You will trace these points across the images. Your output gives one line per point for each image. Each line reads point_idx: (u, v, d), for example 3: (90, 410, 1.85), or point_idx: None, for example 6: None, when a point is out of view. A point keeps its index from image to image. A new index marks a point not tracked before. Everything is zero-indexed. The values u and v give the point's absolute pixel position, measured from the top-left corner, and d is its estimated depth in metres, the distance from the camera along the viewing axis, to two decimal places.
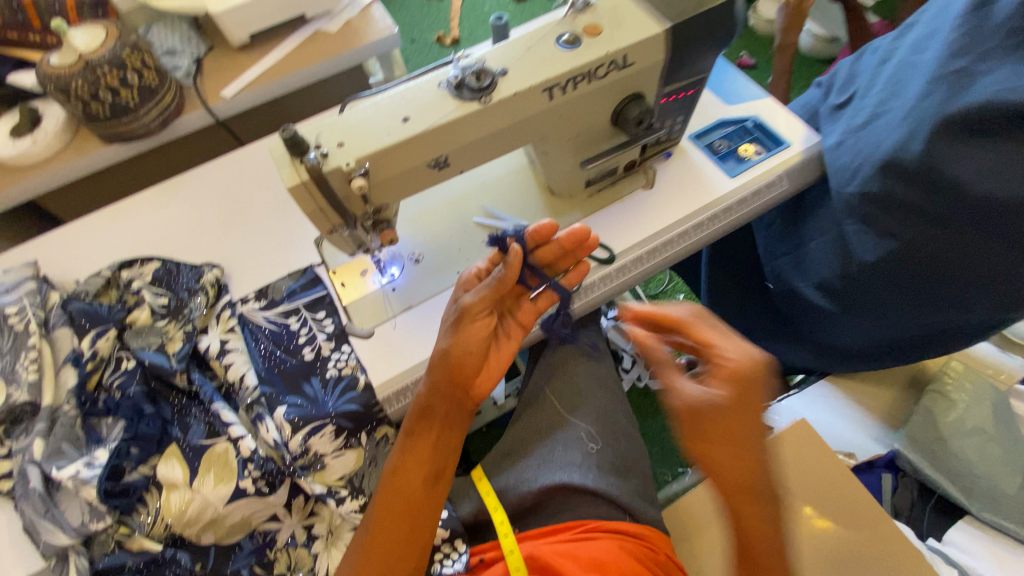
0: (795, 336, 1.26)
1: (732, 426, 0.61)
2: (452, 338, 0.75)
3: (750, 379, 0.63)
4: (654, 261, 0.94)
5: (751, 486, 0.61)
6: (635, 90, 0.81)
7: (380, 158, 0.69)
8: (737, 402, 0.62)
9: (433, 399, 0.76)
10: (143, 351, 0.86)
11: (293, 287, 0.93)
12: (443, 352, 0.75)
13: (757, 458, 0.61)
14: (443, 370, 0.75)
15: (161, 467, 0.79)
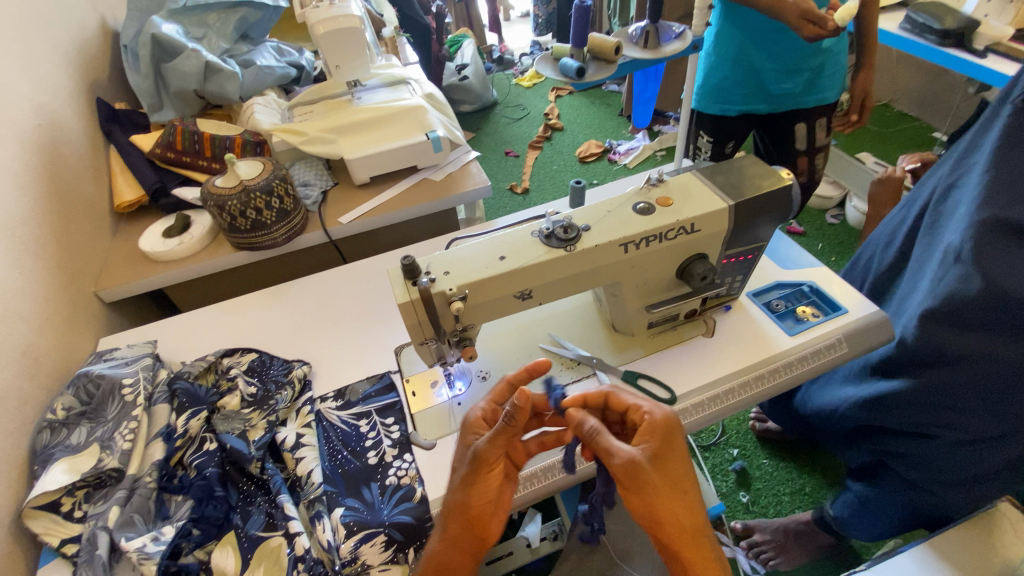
0: (876, 509, 1.16)
1: (667, 475, 0.67)
2: (469, 490, 0.71)
3: (668, 434, 0.70)
4: (738, 398, 0.94)
5: (690, 528, 0.67)
6: (699, 251, 0.91)
7: (478, 286, 0.81)
8: (665, 453, 0.69)
9: (447, 539, 0.71)
10: (226, 434, 0.93)
11: (369, 391, 1.00)
12: (466, 500, 0.70)
13: (692, 498, 0.68)
14: (462, 515, 0.70)
15: (216, 554, 0.81)
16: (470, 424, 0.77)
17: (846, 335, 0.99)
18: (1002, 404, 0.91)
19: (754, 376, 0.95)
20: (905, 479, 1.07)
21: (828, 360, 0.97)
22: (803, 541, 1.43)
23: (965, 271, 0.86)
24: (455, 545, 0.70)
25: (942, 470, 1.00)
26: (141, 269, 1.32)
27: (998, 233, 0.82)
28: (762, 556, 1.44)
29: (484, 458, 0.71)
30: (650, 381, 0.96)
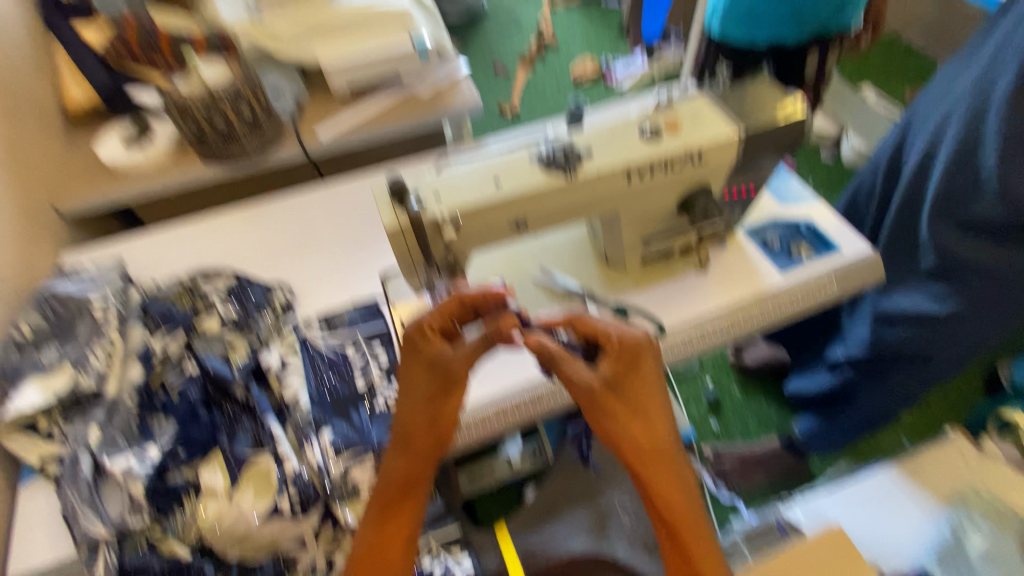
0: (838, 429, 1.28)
1: (628, 400, 0.65)
2: (426, 407, 0.64)
3: (636, 355, 0.66)
4: (722, 334, 0.96)
5: (655, 450, 0.64)
6: (704, 183, 0.87)
7: (471, 213, 0.76)
8: (632, 376, 0.65)
9: (402, 462, 0.64)
10: (208, 357, 0.90)
11: (355, 317, 0.98)
12: (427, 420, 0.64)
13: (660, 421, 0.65)
14: (416, 434, 0.64)
15: (204, 473, 0.80)
16: (412, 337, 0.66)
17: (838, 274, 0.98)
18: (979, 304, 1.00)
19: (743, 314, 0.96)
20: None
21: (817, 301, 0.99)
22: (764, 464, 1.56)
23: (992, 193, 0.89)
24: (415, 469, 0.64)
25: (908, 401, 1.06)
26: (103, 182, 1.23)
27: (1020, 149, 0.86)
28: (725, 476, 1.56)
29: (451, 372, 0.64)
30: (641, 316, 0.94)
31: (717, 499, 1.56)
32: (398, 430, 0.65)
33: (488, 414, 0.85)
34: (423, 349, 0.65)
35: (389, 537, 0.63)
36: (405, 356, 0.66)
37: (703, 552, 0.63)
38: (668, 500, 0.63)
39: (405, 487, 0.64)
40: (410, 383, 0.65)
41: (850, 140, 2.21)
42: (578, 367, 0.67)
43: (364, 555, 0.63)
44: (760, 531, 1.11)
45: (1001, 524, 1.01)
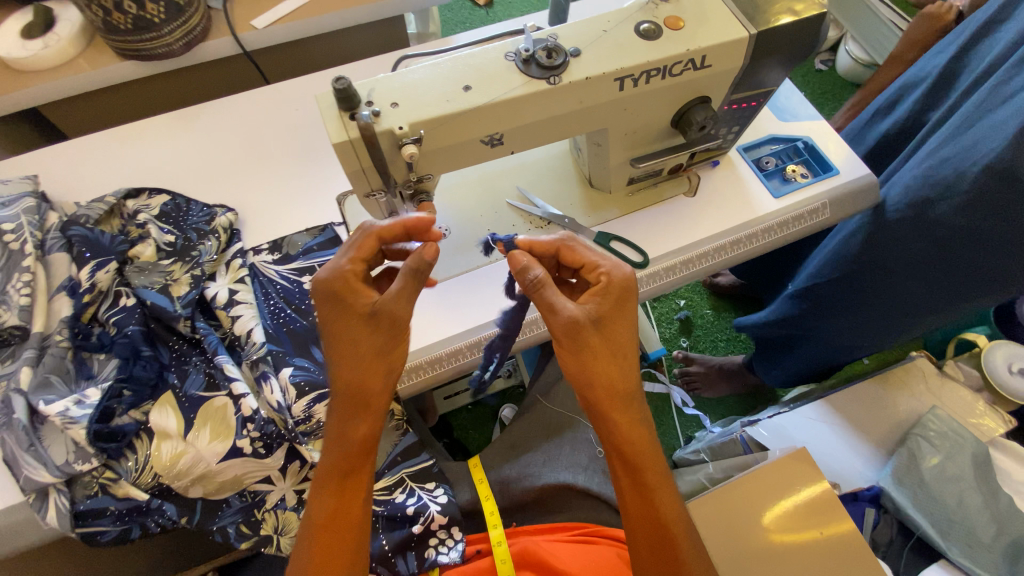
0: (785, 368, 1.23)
1: (608, 336, 0.61)
2: (364, 364, 0.59)
3: (623, 292, 0.62)
4: (711, 263, 0.89)
5: (623, 392, 0.61)
6: (701, 94, 0.77)
7: (435, 125, 0.65)
8: (612, 314, 0.61)
9: (363, 423, 0.59)
10: (145, 289, 0.81)
11: (310, 244, 0.87)
12: (381, 376, 0.60)
13: (630, 362, 0.62)
14: (366, 393, 0.59)
15: (154, 414, 0.75)
16: (339, 292, 0.59)
17: (832, 198, 0.92)
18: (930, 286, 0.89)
19: (729, 242, 0.89)
20: (817, 354, 1.14)
21: (806, 228, 0.92)
22: (732, 379, 1.52)
23: None
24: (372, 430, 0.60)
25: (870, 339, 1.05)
26: (3, 81, 1.02)
27: None
28: (692, 383, 1.57)
29: (393, 320, 0.59)
30: (622, 244, 0.88)
31: (683, 413, 1.59)
32: (342, 391, 0.59)
33: (463, 346, 0.80)
34: (354, 302, 0.59)
35: (345, 499, 0.60)
36: (334, 310, 0.59)
37: (666, 497, 0.62)
38: (630, 439, 0.61)
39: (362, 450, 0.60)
40: (352, 339, 0.59)
41: (849, 47, 2.01)
42: (557, 296, 0.61)
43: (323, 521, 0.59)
44: (732, 464, 1.15)
45: (954, 445, 1.06)
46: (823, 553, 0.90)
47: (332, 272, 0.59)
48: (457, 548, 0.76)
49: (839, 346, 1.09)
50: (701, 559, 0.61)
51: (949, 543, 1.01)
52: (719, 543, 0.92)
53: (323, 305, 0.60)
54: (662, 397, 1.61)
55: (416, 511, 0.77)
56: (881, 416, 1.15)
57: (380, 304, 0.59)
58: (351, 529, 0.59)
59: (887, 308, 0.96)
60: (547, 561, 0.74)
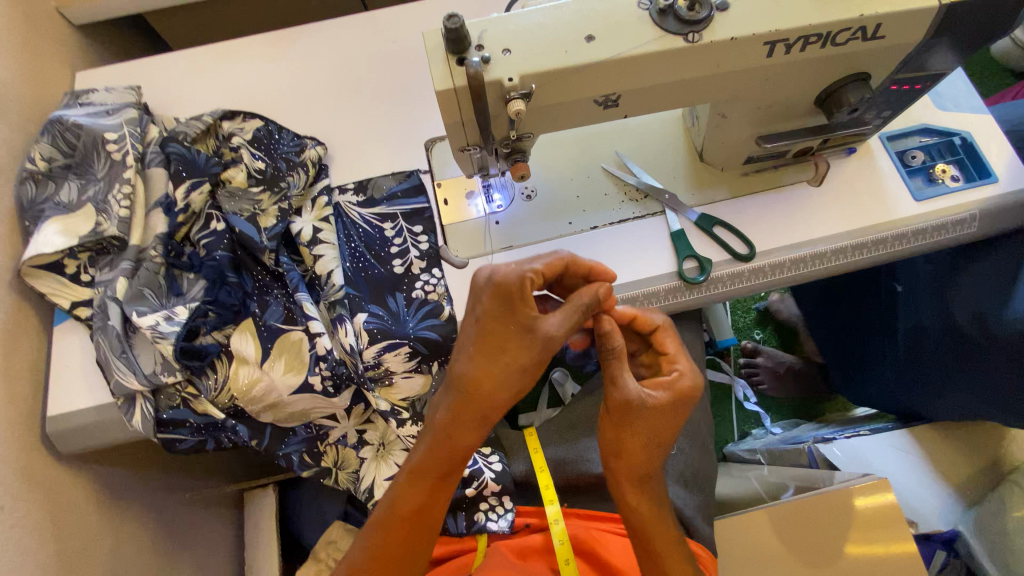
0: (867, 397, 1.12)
1: (649, 428, 0.60)
2: (490, 371, 0.57)
3: (687, 398, 0.61)
4: (824, 267, 0.78)
5: (643, 474, 0.62)
6: (860, 71, 0.65)
7: (548, 80, 0.58)
8: (663, 413, 0.60)
9: (469, 435, 0.59)
10: (233, 216, 0.82)
11: (394, 189, 0.85)
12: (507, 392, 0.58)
13: (657, 455, 0.62)
14: (486, 403, 0.58)
15: (235, 339, 0.78)
16: (509, 293, 0.56)
17: (985, 209, 0.77)
18: None
19: (852, 245, 0.78)
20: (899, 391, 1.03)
21: (946, 240, 0.79)
22: (804, 380, 1.36)
23: None
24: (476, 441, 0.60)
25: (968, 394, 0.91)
26: None
27: None
28: (755, 380, 1.40)
29: (549, 346, 0.57)
30: (726, 231, 0.79)
31: (742, 408, 1.42)
32: (471, 395, 0.58)
33: None
34: (519, 310, 0.57)
35: (430, 498, 0.61)
36: (499, 309, 0.57)
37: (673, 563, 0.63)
38: (630, 512, 0.63)
39: (460, 457, 0.60)
40: (493, 345, 0.57)
41: None
42: (621, 383, 0.59)
43: (402, 517, 0.61)
44: (791, 474, 1.09)
45: None
46: None
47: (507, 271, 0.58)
48: (506, 518, 0.76)
49: (924, 390, 0.98)
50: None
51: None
52: (766, 560, 0.87)
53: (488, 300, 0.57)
54: (723, 388, 1.43)
55: (471, 474, 0.77)
56: (964, 460, 1.07)
57: (545, 325, 0.57)
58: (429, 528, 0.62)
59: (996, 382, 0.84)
60: (597, 551, 0.72)
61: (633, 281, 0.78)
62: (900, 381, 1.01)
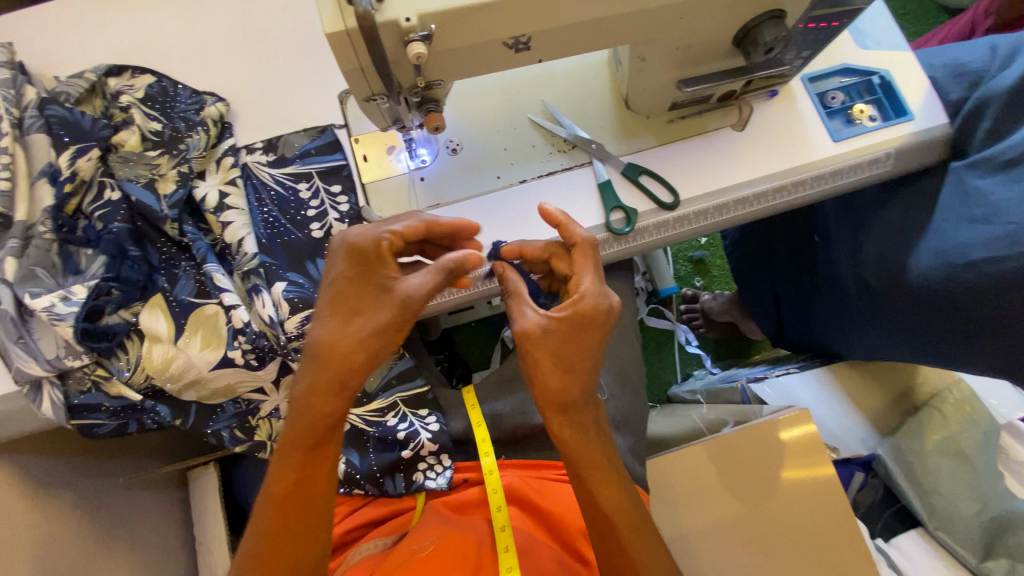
0: (803, 338, 1.17)
1: (558, 356, 0.60)
2: (340, 331, 0.58)
3: (588, 318, 0.59)
4: (757, 208, 0.79)
5: (561, 401, 0.61)
6: (776, 7, 0.63)
7: (447, 21, 0.54)
8: (563, 336, 0.59)
9: (326, 400, 0.59)
10: (129, 183, 0.76)
11: (308, 147, 0.79)
12: (366, 353, 0.59)
13: (578, 381, 0.60)
14: (342, 365, 0.58)
15: (144, 316, 0.74)
16: (361, 256, 0.58)
17: (900, 148, 0.79)
18: (956, 321, 0.79)
19: (771, 188, 0.78)
20: (823, 329, 1.08)
21: (856, 181, 0.80)
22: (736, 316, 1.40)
23: None
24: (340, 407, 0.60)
25: (874, 335, 0.96)
26: None
27: None
28: (693, 323, 1.44)
29: (403, 307, 0.58)
30: (651, 179, 0.79)
31: (683, 351, 1.45)
32: (331, 360, 0.58)
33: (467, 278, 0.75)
34: (373, 274, 0.59)
35: (311, 468, 0.61)
36: (354, 274, 0.58)
37: (604, 486, 0.62)
38: (561, 439, 0.62)
39: (328, 424, 0.60)
40: (348, 307, 0.59)
41: None
42: (519, 311, 0.62)
43: (280, 491, 0.60)
44: (729, 411, 1.13)
45: (951, 428, 1.05)
46: (808, 514, 0.90)
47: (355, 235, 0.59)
48: (445, 475, 0.77)
49: (840, 331, 1.03)
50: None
51: (934, 523, 1.01)
52: (698, 494, 0.93)
53: (343, 263, 0.58)
54: (665, 335, 1.46)
55: (407, 436, 0.77)
56: (878, 392, 1.17)
57: (399, 287, 0.59)
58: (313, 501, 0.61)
59: (894, 322, 0.89)
60: (532, 500, 0.74)
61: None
62: (824, 321, 1.06)
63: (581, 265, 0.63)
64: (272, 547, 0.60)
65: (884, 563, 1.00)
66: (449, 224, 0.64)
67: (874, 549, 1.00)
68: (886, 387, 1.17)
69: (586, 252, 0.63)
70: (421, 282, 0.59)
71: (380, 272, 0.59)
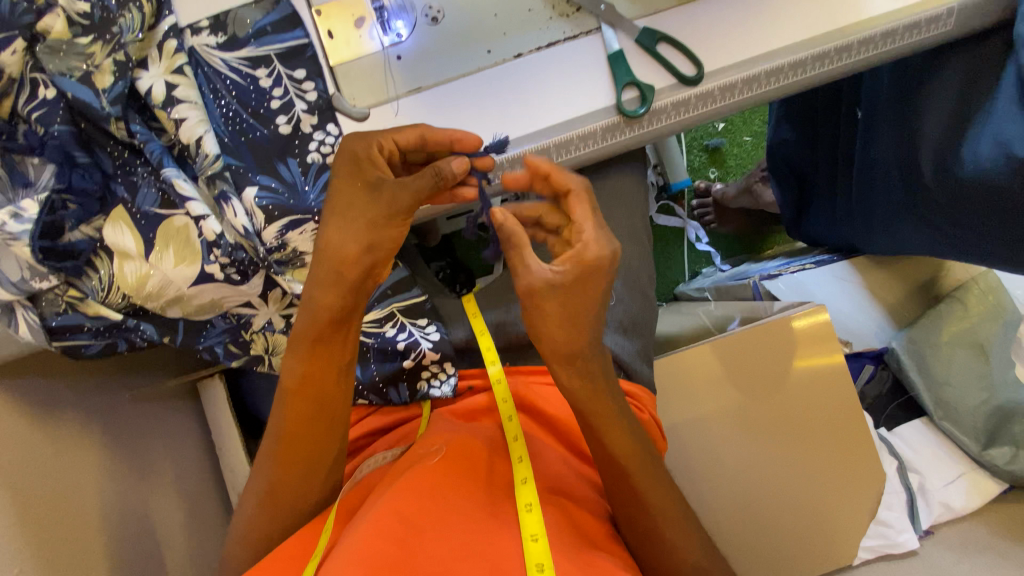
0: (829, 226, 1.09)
1: (569, 309, 0.55)
2: (341, 224, 0.56)
3: (590, 266, 0.55)
4: (792, 80, 0.67)
5: (568, 353, 0.56)
6: None
7: None
8: (572, 289, 0.55)
9: (332, 294, 0.57)
10: (63, 79, 0.63)
11: (263, 24, 0.68)
12: (360, 249, 0.56)
13: (588, 329, 0.56)
14: (342, 261, 0.56)
15: (108, 231, 0.67)
16: (353, 155, 0.57)
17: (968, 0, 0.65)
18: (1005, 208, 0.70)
19: (813, 56, 0.66)
20: (853, 216, 1.00)
21: (916, 42, 0.67)
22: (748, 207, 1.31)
23: None
24: (343, 303, 0.58)
25: (907, 224, 0.88)
26: None
27: None
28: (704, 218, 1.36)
29: (392, 200, 0.55)
30: (671, 50, 0.67)
31: (694, 249, 1.39)
32: (325, 255, 0.57)
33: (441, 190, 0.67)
34: (365, 171, 0.57)
35: (322, 368, 0.61)
36: (347, 173, 0.57)
37: (615, 432, 0.60)
38: (564, 388, 0.59)
39: (337, 320, 0.58)
40: (346, 203, 0.56)
41: None
42: (526, 265, 0.55)
43: (294, 386, 0.60)
44: (737, 307, 1.10)
45: (970, 321, 1.02)
46: (816, 409, 0.90)
47: (346, 141, 0.58)
48: (450, 383, 0.74)
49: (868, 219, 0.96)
50: (660, 489, 0.61)
51: (940, 413, 1.02)
52: (708, 392, 0.91)
53: (337, 164, 0.57)
54: (676, 232, 1.39)
55: (408, 346, 0.75)
56: (895, 287, 1.16)
57: (388, 182, 0.56)
58: (328, 394, 0.62)
59: (932, 209, 0.80)
60: (540, 406, 0.71)
61: (567, 121, 0.66)
62: (853, 207, 0.98)
63: (580, 211, 0.57)
64: (292, 440, 0.62)
65: (887, 451, 1.00)
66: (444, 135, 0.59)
67: (878, 439, 1.00)
68: (905, 281, 1.16)
69: (580, 194, 0.58)
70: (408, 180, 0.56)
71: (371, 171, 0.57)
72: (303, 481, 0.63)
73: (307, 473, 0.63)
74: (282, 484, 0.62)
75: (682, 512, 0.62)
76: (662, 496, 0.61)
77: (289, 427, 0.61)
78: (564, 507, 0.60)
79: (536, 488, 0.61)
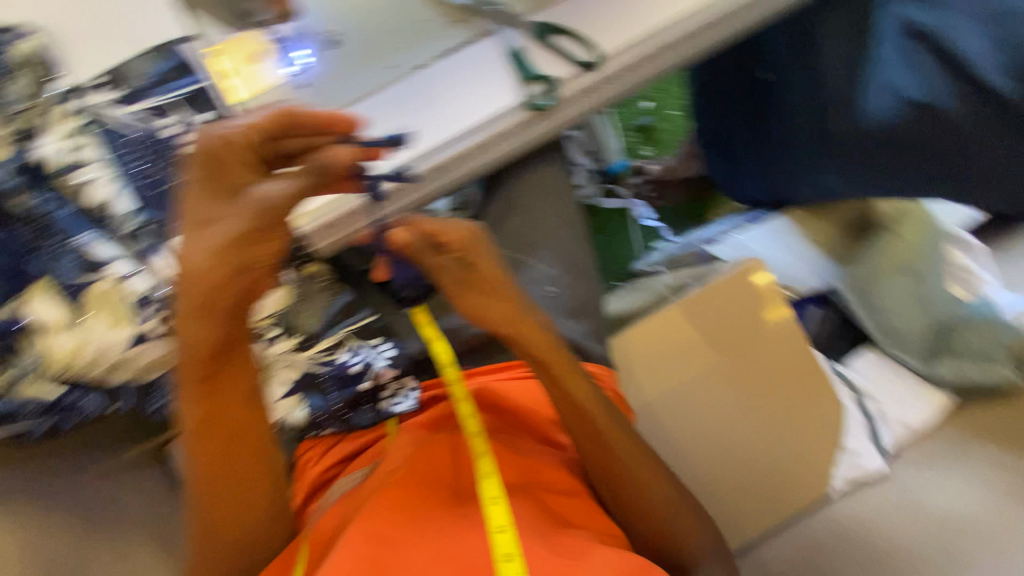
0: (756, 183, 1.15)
1: (489, 283, 0.59)
2: (200, 250, 0.49)
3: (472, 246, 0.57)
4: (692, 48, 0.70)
5: (515, 315, 0.61)
6: None
7: None
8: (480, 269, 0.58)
9: (202, 326, 0.51)
10: None
11: (156, 72, 0.66)
12: (226, 272, 0.50)
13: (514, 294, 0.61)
14: (205, 291, 0.50)
15: (26, 310, 0.64)
16: (212, 160, 0.52)
17: None
18: None
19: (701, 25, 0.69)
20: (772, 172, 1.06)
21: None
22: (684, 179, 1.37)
23: None
24: (219, 336, 0.53)
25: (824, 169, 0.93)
26: None
27: None
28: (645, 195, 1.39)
29: (262, 210, 0.49)
30: (567, 38, 0.69)
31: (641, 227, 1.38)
32: (187, 282, 0.50)
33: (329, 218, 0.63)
34: (225, 178, 0.52)
35: (222, 404, 0.58)
36: (201, 182, 0.52)
37: (579, 390, 0.64)
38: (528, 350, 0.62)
39: (217, 350, 0.54)
40: (204, 217, 0.51)
41: None
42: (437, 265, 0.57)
43: (200, 429, 0.58)
44: (688, 275, 1.14)
45: (904, 250, 1.06)
46: (769, 358, 0.95)
47: (206, 141, 0.52)
48: (411, 396, 0.75)
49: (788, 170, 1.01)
50: (629, 446, 0.66)
51: (888, 341, 1.06)
52: (672, 361, 0.95)
53: (192, 174, 0.52)
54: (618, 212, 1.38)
55: (361, 369, 0.76)
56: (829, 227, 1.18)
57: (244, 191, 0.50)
58: (236, 425, 0.59)
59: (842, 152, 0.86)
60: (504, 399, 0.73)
61: (483, 120, 0.66)
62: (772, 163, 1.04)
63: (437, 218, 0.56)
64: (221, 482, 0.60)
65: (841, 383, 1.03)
66: (314, 120, 0.55)
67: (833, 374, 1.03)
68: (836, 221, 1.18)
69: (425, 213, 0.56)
70: (279, 185, 0.50)
71: (233, 175, 0.52)
72: (250, 518, 0.62)
73: (249, 513, 0.62)
74: (224, 528, 0.61)
75: (648, 460, 0.66)
76: (632, 454, 0.65)
77: (212, 469, 0.59)
78: (540, 496, 0.62)
79: (499, 480, 0.62)
